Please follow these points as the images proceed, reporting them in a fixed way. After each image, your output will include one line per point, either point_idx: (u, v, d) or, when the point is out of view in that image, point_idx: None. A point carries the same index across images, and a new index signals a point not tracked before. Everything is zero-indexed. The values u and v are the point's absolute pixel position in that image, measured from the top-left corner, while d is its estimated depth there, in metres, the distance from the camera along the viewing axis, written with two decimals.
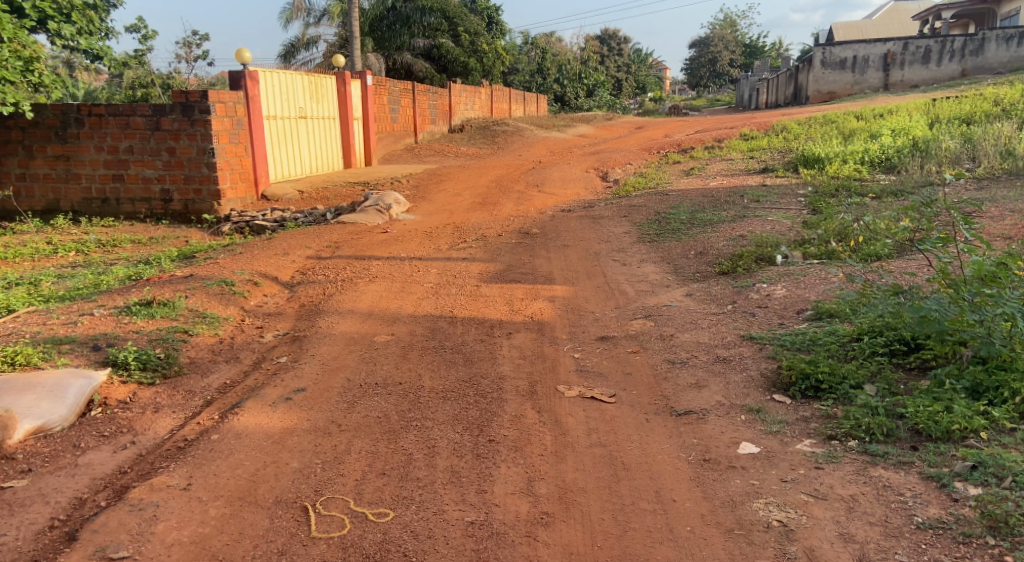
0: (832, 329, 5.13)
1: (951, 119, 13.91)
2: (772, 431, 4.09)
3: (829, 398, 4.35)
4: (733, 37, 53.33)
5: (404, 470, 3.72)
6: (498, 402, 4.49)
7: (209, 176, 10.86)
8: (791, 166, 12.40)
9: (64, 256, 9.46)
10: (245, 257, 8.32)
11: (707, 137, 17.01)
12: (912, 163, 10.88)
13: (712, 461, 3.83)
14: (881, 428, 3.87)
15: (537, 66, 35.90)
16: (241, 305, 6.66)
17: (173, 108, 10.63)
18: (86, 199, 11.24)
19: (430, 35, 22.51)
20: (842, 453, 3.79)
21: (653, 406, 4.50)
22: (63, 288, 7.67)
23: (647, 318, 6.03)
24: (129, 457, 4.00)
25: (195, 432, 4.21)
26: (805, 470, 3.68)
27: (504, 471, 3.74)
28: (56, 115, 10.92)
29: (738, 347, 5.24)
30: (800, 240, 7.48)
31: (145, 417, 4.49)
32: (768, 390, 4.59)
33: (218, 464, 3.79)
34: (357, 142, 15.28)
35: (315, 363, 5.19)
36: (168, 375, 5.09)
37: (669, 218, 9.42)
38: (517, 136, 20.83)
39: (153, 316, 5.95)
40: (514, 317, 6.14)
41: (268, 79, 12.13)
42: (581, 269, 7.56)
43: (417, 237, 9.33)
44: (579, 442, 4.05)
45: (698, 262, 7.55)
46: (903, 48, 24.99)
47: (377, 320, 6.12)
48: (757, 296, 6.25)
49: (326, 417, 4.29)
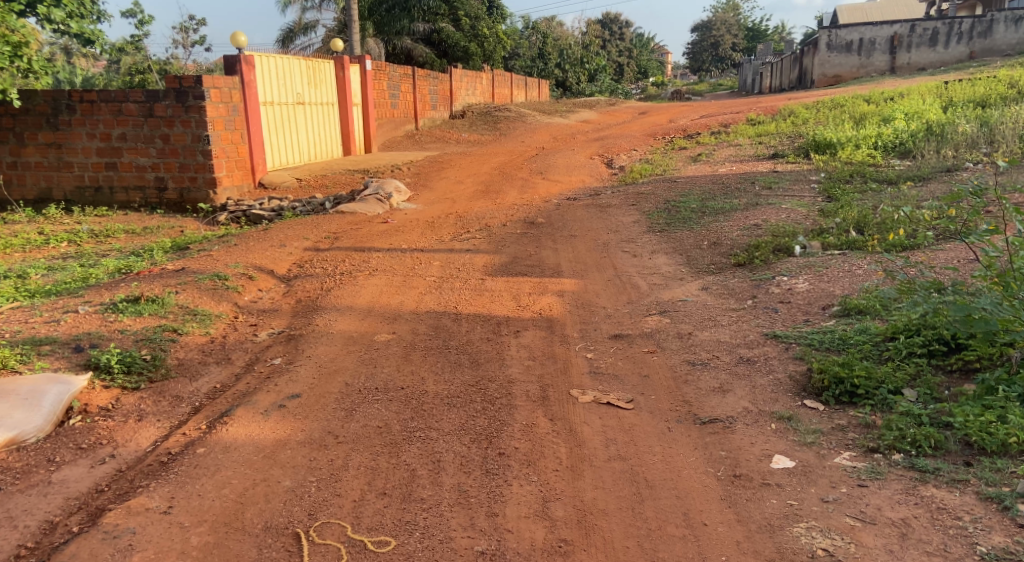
0: (863, 327, 4.80)
1: (966, 101, 13.55)
2: (806, 442, 3.76)
3: (866, 404, 4.01)
4: (735, 21, 52.82)
5: (406, 489, 3.40)
6: (507, 409, 4.16)
7: (204, 164, 10.48)
8: (802, 150, 12.02)
9: (56, 246, 9.14)
10: (240, 248, 8.00)
11: (714, 121, 16.64)
12: (928, 147, 10.50)
13: (743, 477, 3.50)
14: (928, 439, 3.56)
15: (538, 50, 34.97)
16: (235, 301, 6.32)
17: (166, 94, 10.26)
18: (79, 188, 10.89)
19: (430, 19, 21.95)
20: (887, 468, 3.47)
21: (675, 414, 4.17)
22: (50, 281, 7.34)
23: (662, 314, 5.68)
24: (107, 473, 3.67)
25: (180, 444, 3.88)
26: (847, 489, 3.36)
27: (517, 490, 3.41)
28: (47, 101, 10.56)
29: (762, 347, 4.90)
30: (817, 229, 7.16)
31: (126, 427, 4.16)
32: (799, 395, 4.24)
33: (202, 483, 3.47)
34: (357, 128, 14.90)
35: (311, 366, 4.86)
36: (154, 379, 4.77)
37: (680, 205, 9.08)
38: (519, 122, 20.41)
39: (141, 313, 5.61)
40: (523, 313, 5.80)
41: (265, 64, 11.75)
42: (590, 261, 7.21)
43: (418, 227, 8.99)
44: (598, 455, 3.73)
45: (712, 253, 7.21)
46: (910, 30, 24.53)
47: (376, 318, 5.77)
48: (779, 290, 5.90)
49: (322, 427, 3.96)
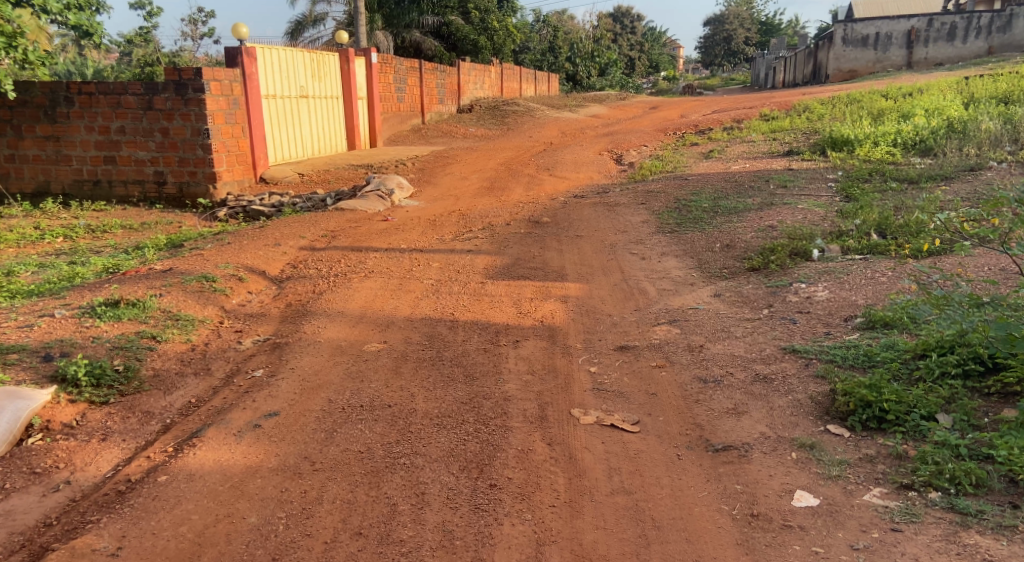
0: (890, 343, 4.42)
1: (988, 97, 13.08)
2: (831, 476, 3.40)
3: (897, 432, 3.64)
4: (749, 14, 52.05)
5: (385, 529, 3.08)
6: (502, 431, 3.80)
7: (204, 159, 10.14)
8: (817, 147, 11.57)
9: (51, 242, 8.83)
10: (233, 248, 7.64)
11: (726, 117, 16.20)
12: (950, 145, 10.05)
13: (762, 518, 3.16)
14: (970, 476, 3.19)
15: (549, 45, 34.42)
16: (221, 304, 5.98)
17: (166, 87, 9.93)
18: (78, 182, 10.59)
19: (439, 12, 21.56)
20: (923, 509, 3.12)
21: (685, 439, 3.81)
22: (35, 281, 7.01)
23: (672, 324, 5.32)
24: (59, 504, 3.39)
25: (141, 470, 3.58)
26: (879, 534, 3.01)
27: (508, 531, 3.09)
28: (45, 93, 10.27)
29: (780, 363, 4.53)
30: (836, 231, 6.76)
31: (87, 449, 3.85)
32: (821, 419, 3.87)
33: (159, 520, 3.17)
34: (361, 123, 14.56)
35: (294, 380, 4.51)
36: (124, 392, 4.44)
37: (691, 205, 8.67)
38: (527, 116, 19.99)
39: (120, 318, 5.27)
40: (523, 321, 5.45)
41: (267, 56, 11.40)
42: (596, 264, 6.84)
43: (420, 226, 8.63)
44: (600, 487, 3.38)
45: (725, 257, 6.81)
46: (928, 24, 23.90)
47: (368, 326, 5.42)
48: (797, 299, 5.53)
49: (298, 451, 3.63)
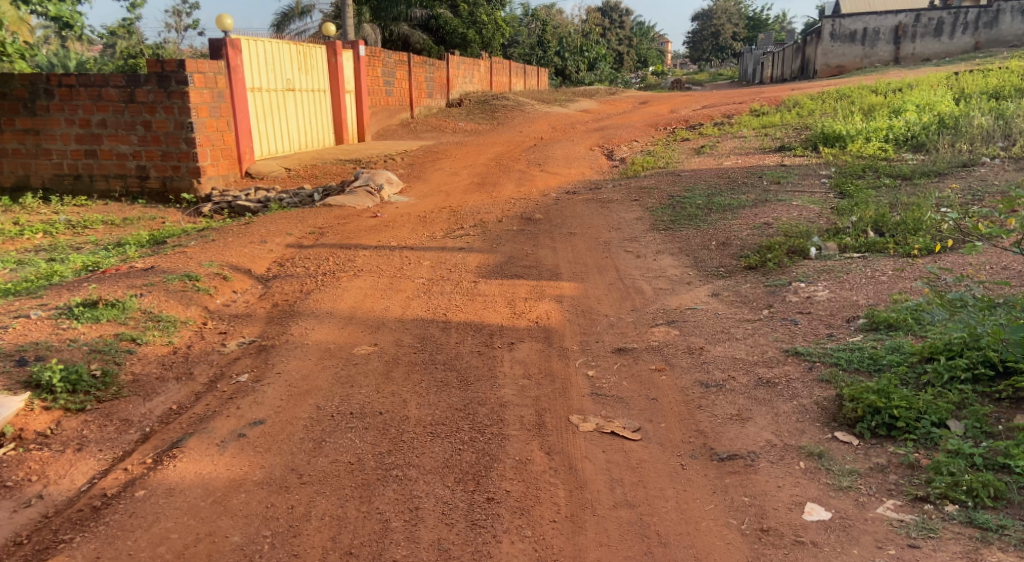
0: (896, 346, 4.28)
1: (979, 92, 13.02)
2: (841, 486, 3.27)
3: (907, 439, 3.50)
4: (736, 10, 52.02)
5: (376, 548, 2.94)
6: (499, 440, 3.64)
7: (188, 153, 9.91)
8: (809, 143, 11.45)
9: (30, 237, 8.58)
10: (217, 244, 7.43)
11: (717, 112, 16.08)
12: (942, 140, 9.97)
13: (772, 533, 3.03)
14: (987, 488, 3.06)
15: (538, 39, 34.16)
16: (204, 305, 5.77)
17: (148, 79, 9.68)
18: (58, 176, 10.31)
19: (427, 5, 21.40)
20: (940, 523, 3.00)
21: (688, 447, 3.66)
22: (11, 280, 6.76)
23: (670, 325, 5.17)
24: (29, 521, 3.23)
25: (118, 484, 3.41)
26: (896, 550, 2.89)
27: (507, 549, 2.94)
28: (24, 86, 9.98)
29: (783, 366, 4.38)
30: (833, 229, 6.64)
31: (62, 460, 3.68)
32: (828, 426, 3.73)
33: (137, 540, 3.02)
34: (349, 117, 14.32)
35: (280, 385, 4.32)
36: (102, 398, 4.24)
37: (685, 201, 8.53)
38: (517, 111, 19.81)
39: (98, 319, 5.06)
40: (518, 321, 5.28)
41: (253, 48, 11.17)
42: (590, 263, 6.68)
43: (409, 222, 8.45)
44: (601, 500, 3.24)
45: (721, 255, 6.67)
46: (915, 20, 23.86)
47: (357, 327, 5.24)
48: (797, 299, 5.39)
49: (284, 463, 3.46)
